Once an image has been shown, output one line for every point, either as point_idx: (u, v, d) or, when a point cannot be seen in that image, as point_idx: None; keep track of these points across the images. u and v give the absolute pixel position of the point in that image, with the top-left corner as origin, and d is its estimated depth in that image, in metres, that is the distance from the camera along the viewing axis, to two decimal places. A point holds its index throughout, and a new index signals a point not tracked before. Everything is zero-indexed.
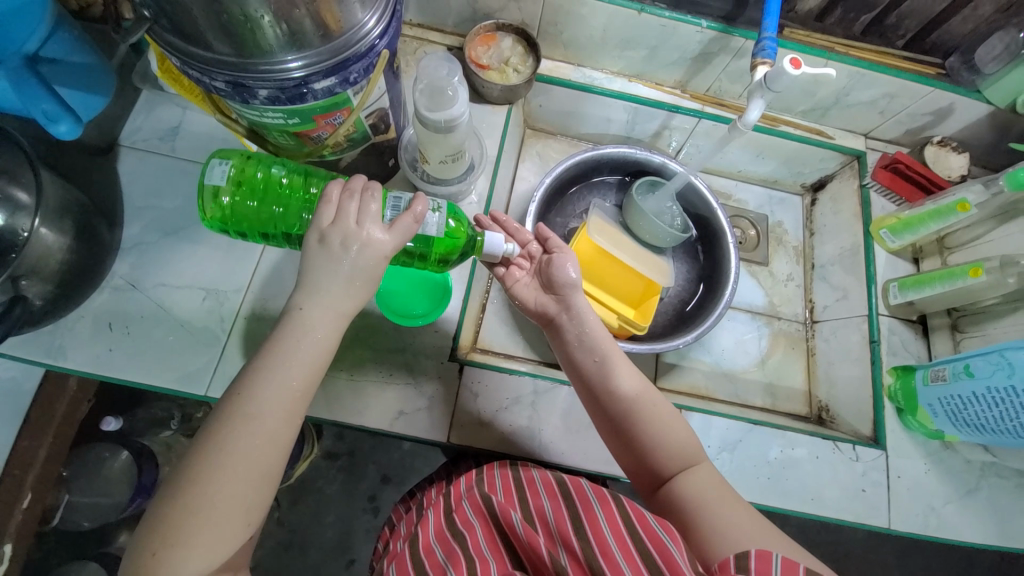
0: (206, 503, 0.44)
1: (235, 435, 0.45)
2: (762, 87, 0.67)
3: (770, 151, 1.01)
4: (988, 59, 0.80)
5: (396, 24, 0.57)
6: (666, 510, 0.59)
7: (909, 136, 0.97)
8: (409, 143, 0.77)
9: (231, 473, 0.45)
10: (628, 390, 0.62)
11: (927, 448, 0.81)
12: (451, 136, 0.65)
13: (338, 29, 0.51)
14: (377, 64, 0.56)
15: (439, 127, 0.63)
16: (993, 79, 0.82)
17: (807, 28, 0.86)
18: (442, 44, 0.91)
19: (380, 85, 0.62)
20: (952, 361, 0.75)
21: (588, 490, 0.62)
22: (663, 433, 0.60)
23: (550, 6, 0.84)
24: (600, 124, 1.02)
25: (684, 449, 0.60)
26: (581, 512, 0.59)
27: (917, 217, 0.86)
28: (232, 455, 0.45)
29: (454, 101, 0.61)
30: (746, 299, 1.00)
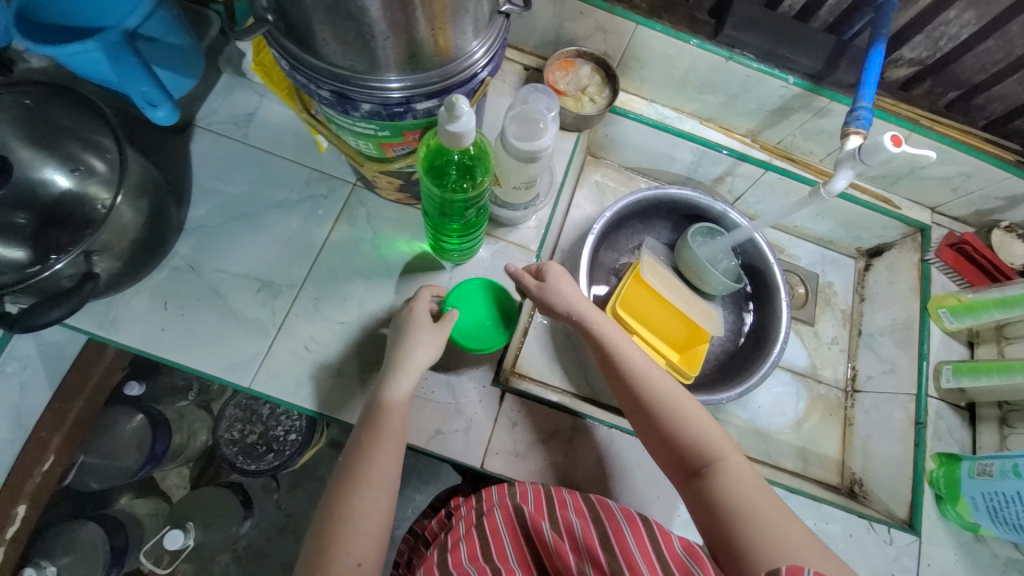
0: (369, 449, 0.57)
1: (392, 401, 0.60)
2: (854, 157, 0.66)
3: (831, 212, 0.99)
4: None
5: (502, 53, 0.56)
6: (698, 504, 0.57)
7: (976, 217, 0.95)
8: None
9: (391, 413, 0.60)
10: (652, 382, 0.63)
11: (959, 539, 0.78)
12: (533, 167, 0.64)
13: (448, 55, 0.51)
14: (476, 90, 0.57)
15: (523, 156, 0.62)
16: None
17: (894, 97, 0.85)
18: (519, 63, 0.91)
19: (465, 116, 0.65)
20: (1001, 458, 0.72)
21: (618, 509, 0.63)
22: (690, 425, 0.60)
23: (635, 42, 0.84)
24: (663, 161, 1.01)
25: (713, 442, 0.59)
26: (609, 529, 0.60)
27: (980, 303, 0.84)
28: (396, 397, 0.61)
29: (544, 133, 0.61)
30: (787, 357, 0.99)
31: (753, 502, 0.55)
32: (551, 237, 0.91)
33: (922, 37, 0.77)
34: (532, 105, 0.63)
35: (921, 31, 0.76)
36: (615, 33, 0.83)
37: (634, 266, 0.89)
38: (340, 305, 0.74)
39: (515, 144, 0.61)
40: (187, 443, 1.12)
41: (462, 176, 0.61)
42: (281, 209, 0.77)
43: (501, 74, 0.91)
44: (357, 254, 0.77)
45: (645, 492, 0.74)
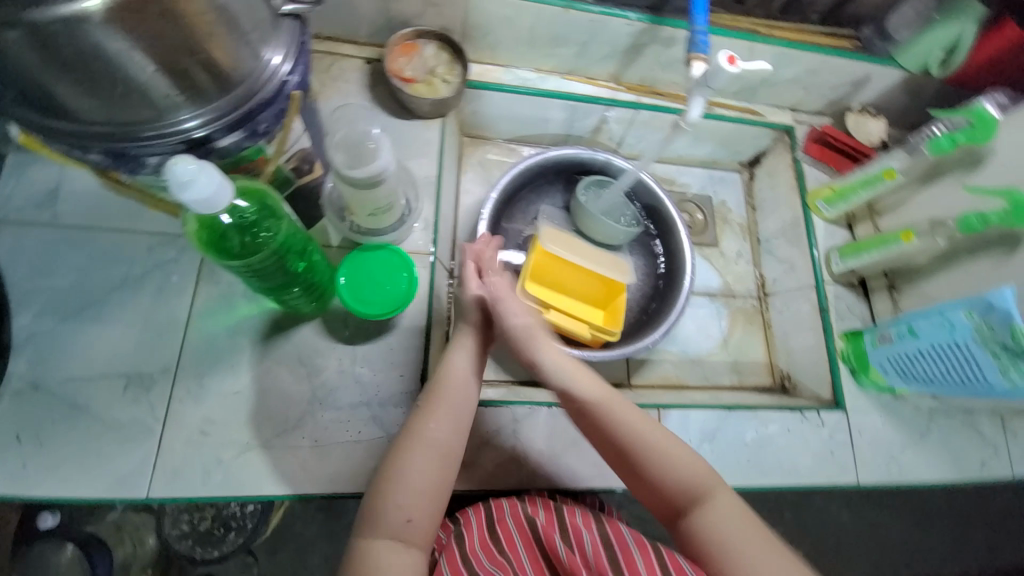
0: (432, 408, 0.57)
1: (442, 399, 0.58)
2: (702, 84, 0.65)
3: (706, 135, 1.02)
4: (900, 26, 0.86)
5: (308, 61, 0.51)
6: (686, 545, 0.54)
7: (830, 107, 1.01)
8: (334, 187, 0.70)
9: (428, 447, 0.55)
10: (625, 416, 0.59)
11: (880, 402, 0.86)
12: (378, 191, 0.60)
13: (237, 76, 0.45)
14: (288, 110, 0.50)
15: (363, 183, 0.57)
16: (908, 45, 0.87)
17: (730, 13, 0.86)
18: (359, 58, 0.85)
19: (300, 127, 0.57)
20: (897, 323, 0.79)
21: (629, 533, 0.57)
22: (662, 460, 0.57)
23: (475, 7, 0.79)
24: (538, 125, 0.98)
25: (695, 476, 0.56)
26: (619, 553, 0.54)
27: (849, 186, 0.90)
28: (435, 413, 0.57)
29: (376, 153, 0.55)
30: (701, 281, 1.03)
31: (732, 535, 0.51)
32: (446, 233, 0.86)
33: None
34: (357, 128, 0.58)
35: None
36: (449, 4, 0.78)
37: (533, 249, 0.87)
38: (228, 373, 0.66)
39: (349, 174, 0.55)
40: (135, 552, 0.97)
41: (246, 239, 0.49)
42: (127, 288, 0.67)
43: (342, 74, 0.83)
44: (231, 312, 0.68)
45: (601, 457, 0.74)
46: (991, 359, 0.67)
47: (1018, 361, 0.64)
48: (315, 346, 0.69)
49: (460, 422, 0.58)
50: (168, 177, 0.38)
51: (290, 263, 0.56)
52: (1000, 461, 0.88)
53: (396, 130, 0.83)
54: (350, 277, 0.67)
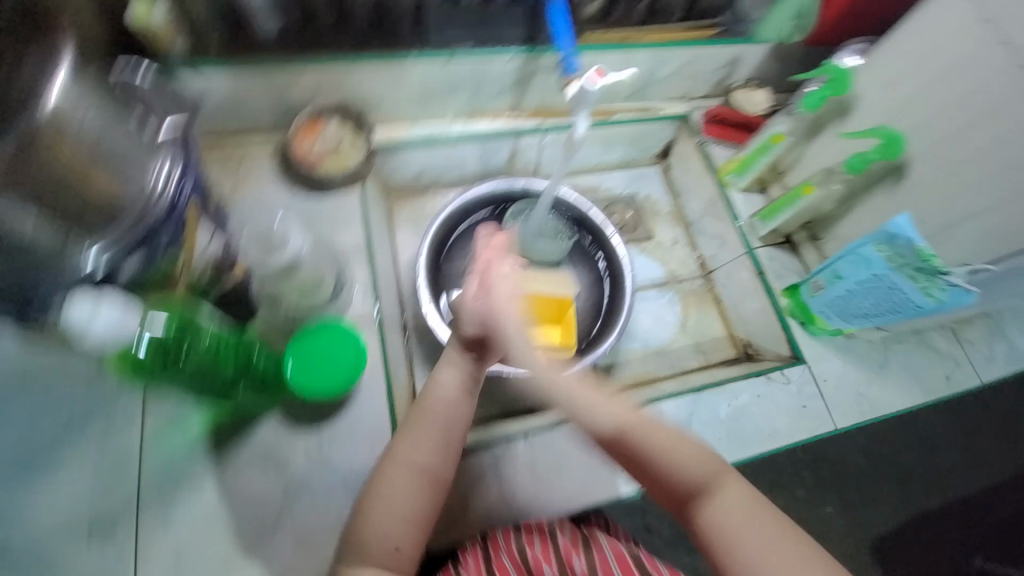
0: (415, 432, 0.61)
1: (432, 428, 0.61)
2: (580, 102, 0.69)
3: (613, 140, 1.08)
4: (752, 7, 0.95)
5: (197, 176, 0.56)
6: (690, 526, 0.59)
7: (718, 88, 1.08)
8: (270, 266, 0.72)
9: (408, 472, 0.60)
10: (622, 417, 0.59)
11: (836, 346, 0.89)
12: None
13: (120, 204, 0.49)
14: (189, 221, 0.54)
15: None
16: (761, 23, 0.96)
17: (598, 29, 0.91)
18: (267, 148, 0.87)
19: (206, 234, 0.58)
20: (823, 270, 0.83)
21: (610, 551, 0.65)
22: (660, 450, 0.59)
23: (361, 79, 0.82)
24: (456, 168, 1.03)
25: (695, 467, 0.59)
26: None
27: (749, 156, 0.95)
28: (422, 445, 0.60)
29: None
30: (647, 274, 1.07)
31: (732, 521, 0.56)
32: (389, 292, 0.88)
33: None
34: None
35: None
36: (336, 82, 0.82)
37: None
38: (194, 490, 0.65)
39: None
40: None
41: (164, 356, 0.53)
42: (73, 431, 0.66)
43: (253, 167, 0.86)
44: (185, 428, 0.67)
45: (586, 473, 0.75)
46: (909, 282, 0.70)
47: (934, 277, 0.68)
48: (278, 439, 0.69)
49: (445, 449, 0.61)
50: (71, 314, 0.46)
51: (222, 364, 0.59)
52: (961, 369, 0.92)
53: (317, 208, 0.86)
54: (298, 360, 0.69)
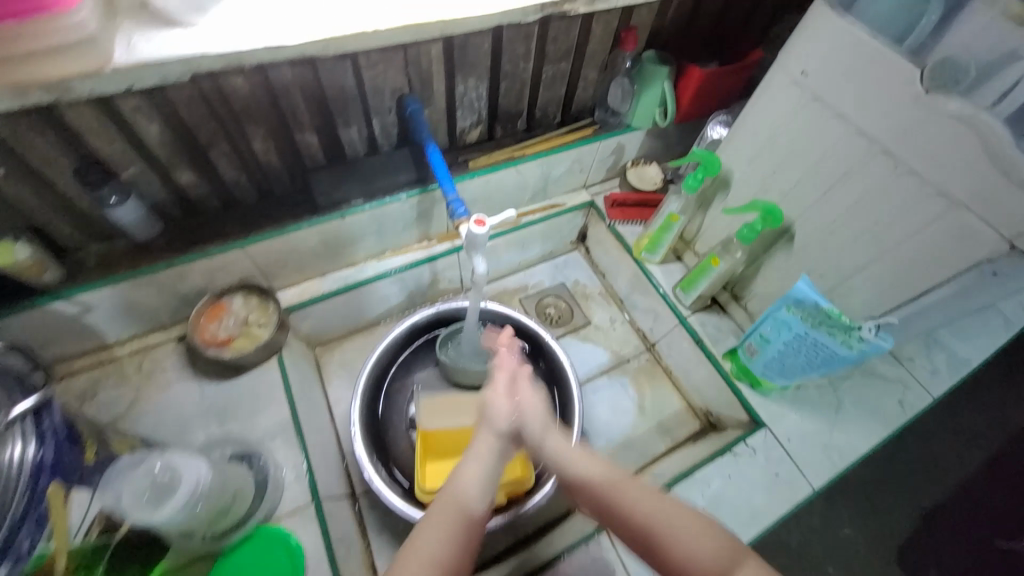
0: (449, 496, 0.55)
1: (448, 505, 0.55)
2: (473, 247, 0.69)
3: (528, 239, 1.11)
4: (619, 102, 1.00)
5: (68, 447, 0.53)
6: None
7: (613, 171, 1.14)
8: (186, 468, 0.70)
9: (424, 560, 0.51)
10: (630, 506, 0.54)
11: (788, 400, 0.90)
12: (199, 510, 0.56)
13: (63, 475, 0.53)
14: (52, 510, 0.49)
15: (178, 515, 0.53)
16: (631, 112, 1.01)
17: (484, 151, 0.97)
18: (169, 341, 0.82)
19: (81, 501, 0.57)
20: (751, 335, 0.84)
21: None
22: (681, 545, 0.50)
23: (255, 255, 0.81)
24: (379, 305, 1.01)
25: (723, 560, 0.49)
26: None
27: (656, 234, 0.98)
28: (436, 528, 0.53)
29: (177, 478, 0.53)
30: (593, 362, 1.06)
31: None
32: (327, 462, 0.81)
33: (461, 110, 0.88)
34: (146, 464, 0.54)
35: (455, 107, 0.87)
36: (230, 263, 0.79)
37: (419, 436, 0.83)
38: None
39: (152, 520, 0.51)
40: None
41: None
42: None
43: (155, 366, 0.81)
44: None
45: None
46: (830, 337, 0.71)
47: (850, 331, 0.69)
48: None
49: (462, 536, 0.53)
50: None
51: None
52: (912, 391, 0.90)
53: (233, 392, 0.80)
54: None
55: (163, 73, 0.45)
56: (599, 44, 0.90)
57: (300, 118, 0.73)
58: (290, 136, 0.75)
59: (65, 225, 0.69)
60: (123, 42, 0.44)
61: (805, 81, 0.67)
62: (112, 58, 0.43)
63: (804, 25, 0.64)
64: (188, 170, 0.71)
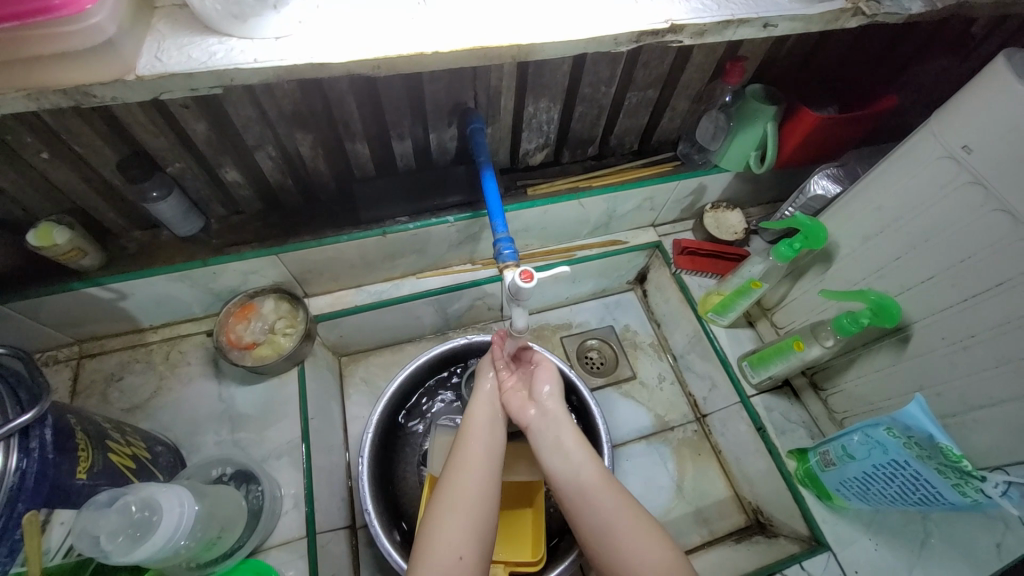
0: (467, 466, 0.58)
1: (470, 450, 0.60)
2: (513, 299, 0.61)
3: (581, 275, 1.01)
4: (709, 138, 0.87)
5: (57, 459, 0.49)
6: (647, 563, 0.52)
7: (688, 212, 1.01)
8: (181, 475, 0.66)
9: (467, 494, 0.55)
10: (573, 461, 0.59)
11: (864, 521, 0.74)
12: (181, 549, 0.54)
13: (61, 487, 0.49)
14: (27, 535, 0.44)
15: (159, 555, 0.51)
16: (721, 151, 0.88)
17: (547, 176, 0.88)
18: (199, 334, 0.81)
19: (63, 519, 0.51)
20: (831, 442, 0.71)
21: None
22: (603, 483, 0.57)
23: (289, 261, 0.77)
24: (412, 323, 0.95)
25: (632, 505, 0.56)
26: None
27: (729, 297, 0.85)
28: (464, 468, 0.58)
29: (156, 514, 0.52)
30: (632, 424, 0.95)
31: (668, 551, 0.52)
32: (330, 488, 0.76)
33: (527, 132, 0.80)
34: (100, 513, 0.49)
35: (522, 128, 0.79)
36: (264, 267, 0.76)
37: (427, 481, 0.75)
38: None
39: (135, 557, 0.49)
40: None
41: None
42: None
43: (181, 357, 0.79)
44: None
45: None
46: (939, 476, 0.56)
47: (967, 478, 0.53)
48: None
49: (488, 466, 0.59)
50: None
51: None
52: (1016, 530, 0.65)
53: (250, 398, 0.78)
54: None
55: (193, 86, 0.43)
56: (696, 72, 0.78)
57: (352, 127, 0.67)
58: (340, 143, 0.70)
59: (110, 210, 0.68)
60: (150, 51, 0.43)
61: (964, 157, 0.53)
62: (134, 68, 0.42)
63: (970, 86, 0.52)
64: (234, 169, 0.68)
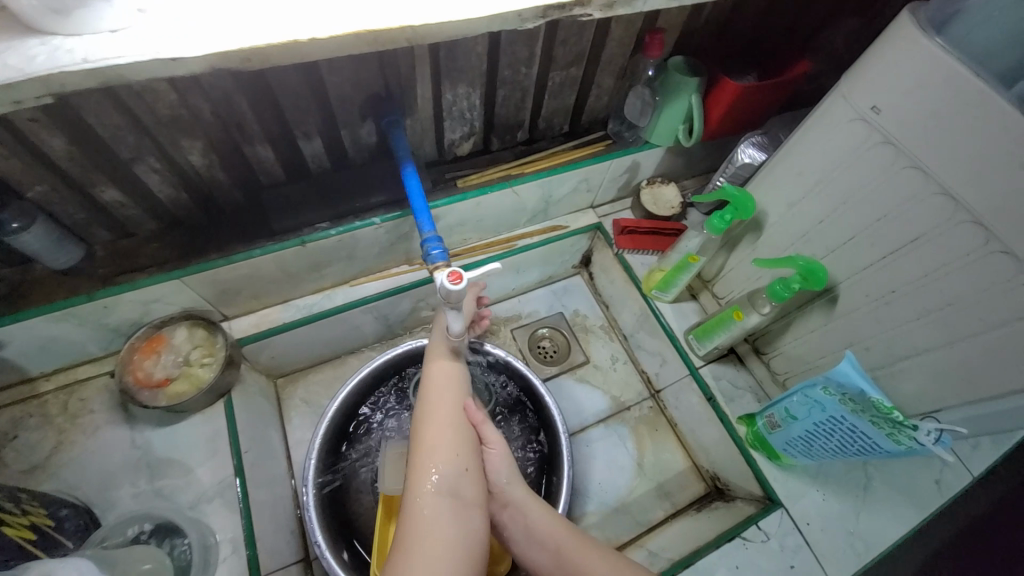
0: (436, 425, 0.57)
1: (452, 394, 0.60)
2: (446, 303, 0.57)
3: (525, 264, 0.98)
4: (638, 114, 0.86)
5: None
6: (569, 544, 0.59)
7: (624, 190, 1.00)
8: (93, 540, 0.59)
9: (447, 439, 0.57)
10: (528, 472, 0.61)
11: (811, 474, 0.78)
12: None
13: None
14: None
15: None
16: (651, 127, 0.87)
17: (477, 166, 0.84)
18: (103, 376, 0.72)
19: None
20: (775, 405, 0.73)
21: None
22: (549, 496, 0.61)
23: (198, 284, 0.69)
24: (351, 334, 0.90)
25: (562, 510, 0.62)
26: None
27: (670, 273, 0.85)
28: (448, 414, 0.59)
29: None
30: (589, 408, 0.95)
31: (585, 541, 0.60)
32: (275, 524, 0.71)
33: (449, 121, 0.75)
34: None
35: (444, 117, 0.74)
36: (169, 294, 0.68)
37: (382, 500, 0.71)
38: None
39: None
40: None
41: None
42: None
43: (82, 405, 0.70)
44: None
45: None
46: (874, 428, 0.58)
47: (899, 428, 0.55)
48: None
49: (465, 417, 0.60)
50: None
51: None
52: (952, 466, 0.74)
53: (171, 440, 0.70)
54: None
55: (15, 97, 0.36)
56: (617, 47, 0.75)
57: (248, 129, 0.61)
58: (237, 148, 0.63)
59: None
60: None
61: (873, 118, 0.54)
62: None
63: (874, 47, 0.52)
64: (113, 187, 0.59)
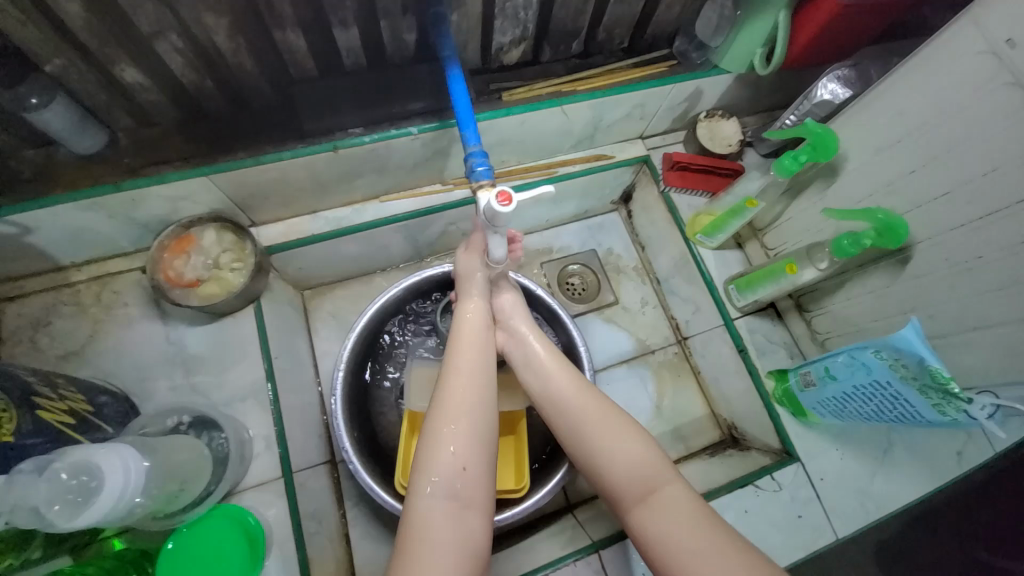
0: (443, 418, 0.53)
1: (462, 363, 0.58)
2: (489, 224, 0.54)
3: (563, 195, 0.92)
4: (710, 32, 0.76)
5: None
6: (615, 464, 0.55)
7: (680, 122, 0.91)
8: (135, 425, 0.61)
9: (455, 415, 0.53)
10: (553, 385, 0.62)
11: (834, 434, 0.77)
12: (135, 505, 0.51)
13: None
14: None
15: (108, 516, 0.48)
16: (723, 49, 0.77)
17: (525, 79, 0.75)
18: (134, 272, 0.72)
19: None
20: (814, 363, 0.70)
21: None
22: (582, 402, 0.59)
23: (225, 185, 0.65)
24: (379, 252, 0.87)
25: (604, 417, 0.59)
26: None
27: (721, 216, 0.79)
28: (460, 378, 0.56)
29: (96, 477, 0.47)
30: (613, 349, 0.94)
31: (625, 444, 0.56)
32: (304, 427, 0.73)
33: (500, 21, 0.66)
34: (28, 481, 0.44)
35: (494, 15, 0.65)
36: (196, 192, 0.65)
37: (406, 416, 0.73)
38: None
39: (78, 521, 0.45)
40: None
41: None
42: None
43: (116, 299, 0.70)
44: None
45: None
46: (920, 397, 0.56)
47: (950, 399, 0.53)
48: None
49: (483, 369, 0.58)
50: None
51: None
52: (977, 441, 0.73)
53: (203, 340, 0.71)
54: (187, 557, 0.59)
55: None
56: None
57: (278, 9, 0.54)
58: (266, 33, 0.56)
59: None
60: None
61: (1007, 52, 0.46)
62: None
63: None
64: (133, 68, 0.54)
